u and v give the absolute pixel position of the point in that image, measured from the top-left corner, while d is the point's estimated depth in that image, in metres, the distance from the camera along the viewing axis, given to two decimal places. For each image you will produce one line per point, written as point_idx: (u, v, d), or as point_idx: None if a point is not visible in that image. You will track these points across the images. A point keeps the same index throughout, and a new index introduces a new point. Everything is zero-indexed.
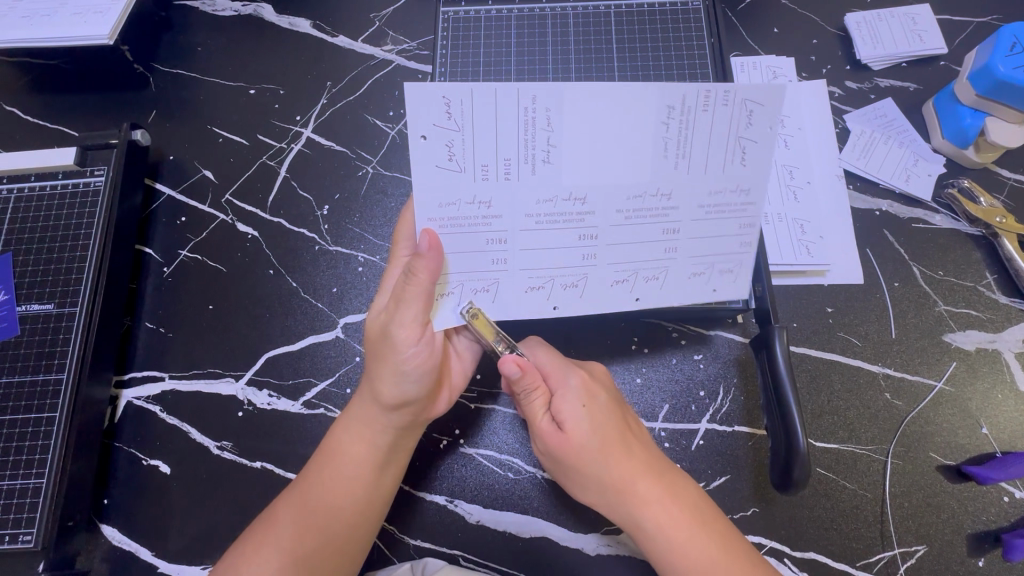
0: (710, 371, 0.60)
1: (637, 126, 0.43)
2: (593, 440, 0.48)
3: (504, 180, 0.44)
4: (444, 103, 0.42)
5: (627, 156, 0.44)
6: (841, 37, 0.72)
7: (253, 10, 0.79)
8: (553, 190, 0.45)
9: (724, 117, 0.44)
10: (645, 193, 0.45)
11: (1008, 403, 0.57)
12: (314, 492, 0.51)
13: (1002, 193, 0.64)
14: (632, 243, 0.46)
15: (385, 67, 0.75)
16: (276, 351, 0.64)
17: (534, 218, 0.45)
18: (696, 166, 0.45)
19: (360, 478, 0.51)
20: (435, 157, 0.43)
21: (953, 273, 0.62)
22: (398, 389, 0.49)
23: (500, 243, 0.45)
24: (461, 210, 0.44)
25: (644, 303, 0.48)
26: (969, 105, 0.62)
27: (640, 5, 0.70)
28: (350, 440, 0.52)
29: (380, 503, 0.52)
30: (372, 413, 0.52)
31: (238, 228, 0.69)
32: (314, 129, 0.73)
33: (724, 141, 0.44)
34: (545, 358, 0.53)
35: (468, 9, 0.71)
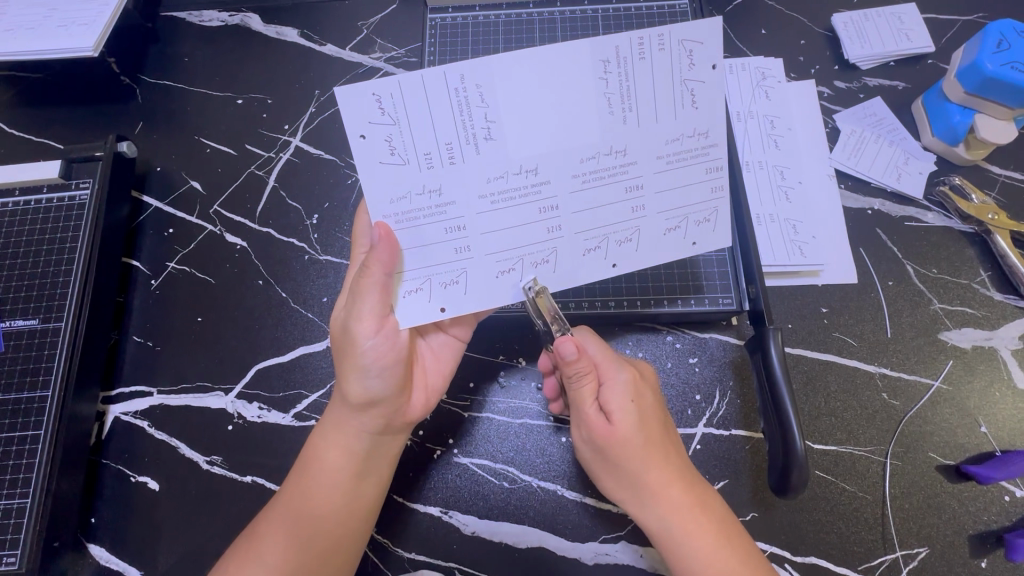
0: (705, 375, 0.60)
1: (578, 90, 0.43)
2: (637, 436, 0.49)
3: (450, 164, 0.43)
4: (375, 100, 0.41)
5: (574, 122, 0.43)
6: (829, 37, 0.72)
7: (240, 20, 0.79)
8: (503, 168, 0.43)
9: (663, 62, 0.44)
10: (598, 153, 0.44)
11: (1007, 400, 0.57)
12: (292, 502, 0.50)
13: (995, 190, 0.64)
14: (597, 209, 0.46)
15: (374, 74, 0.75)
16: (267, 362, 0.63)
17: (488, 198, 0.44)
18: (648, 115, 0.44)
19: (336, 484, 0.50)
20: (376, 154, 0.42)
21: (947, 270, 0.61)
22: (363, 384, 0.49)
23: (459, 230, 0.45)
24: (414, 203, 0.44)
25: (621, 267, 0.48)
26: (957, 103, 0.62)
27: (627, 9, 0.70)
28: (324, 445, 0.51)
29: (360, 510, 0.51)
30: (344, 414, 0.51)
31: (227, 239, 0.69)
32: (302, 137, 0.73)
33: (676, 87, 0.44)
34: (596, 348, 0.52)
35: (455, 15, 0.71)
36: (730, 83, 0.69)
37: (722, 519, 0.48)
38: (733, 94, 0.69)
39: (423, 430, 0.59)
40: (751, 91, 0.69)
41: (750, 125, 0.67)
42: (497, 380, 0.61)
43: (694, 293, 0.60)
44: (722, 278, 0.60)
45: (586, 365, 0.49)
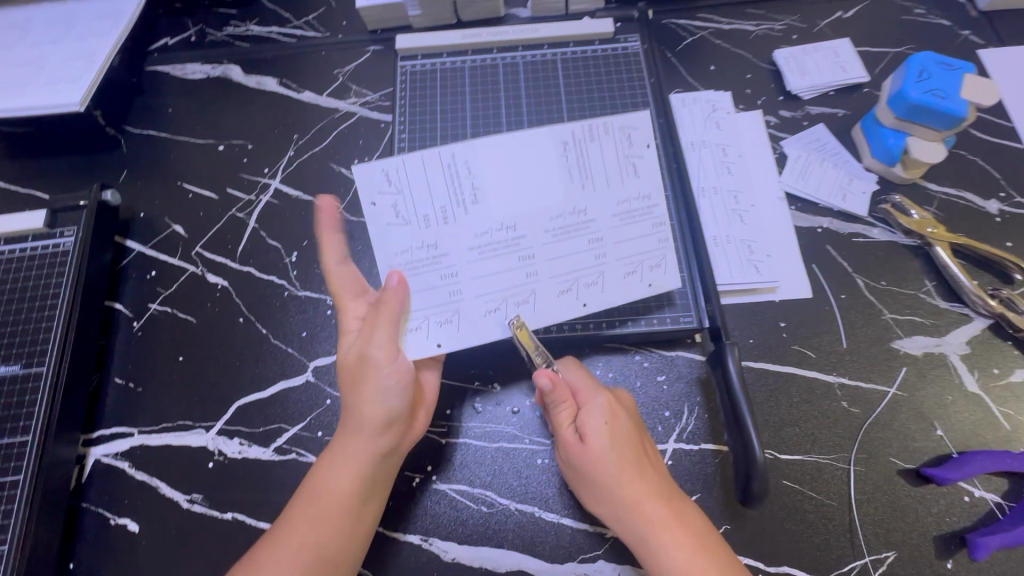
0: (673, 392, 0.62)
1: (545, 162, 0.53)
2: (609, 454, 0.50)
3: (444, 224, 0.52)
4: (383, 175, 0.51)
5: (543, 188, 0.53)
6: (772, 71, 0.78)
7: (222, 72, 0.84)
8: (487, 225, 0.52)
9: (610, 143, 0.55)
10: (564, 213, 0.53)
11: (959, 403, 0.59)
12: (288, 529, 0.51)
13: (933, 205, 0.68)
14: (568, 257, 0.54)
15: (349, 118, 0.79)
16: (247, 398, 0.65)
17: (474, 250, 0.53)
18: (604, 180, 0.54)
19: (334, 511, 0.51)
20: (385, 218, 0.51)
21: (894, 282, 0.65)
22: (368, 407, 0.52)
23: (451, 277, 0.52)
24: (413, 255, 0.52)
25: (591, 307, 0.54)
26: (891, 127, 0.67)
27: (584, 52, 0.76)
28: (326, 471, 0.52)
29: (356, 536, 0.51)
30: (349, 438, 0.53)
31: (208, 279, 0.71)
32: (282, 180, 0.76)
33: (626, 157, 0.55)
34: (575, 376, 0.56)
35: (424, 63, 0.76)
36: (683, 115, 0.74)
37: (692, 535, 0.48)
38: (686, 125, 0.74)
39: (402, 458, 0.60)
40: (703, 123, 0.74)
41: (704, 153, 0.72)
42: (473, 405, 0.62)
43: (657, 313, 0.63)
44: (682, 298, 0.63)
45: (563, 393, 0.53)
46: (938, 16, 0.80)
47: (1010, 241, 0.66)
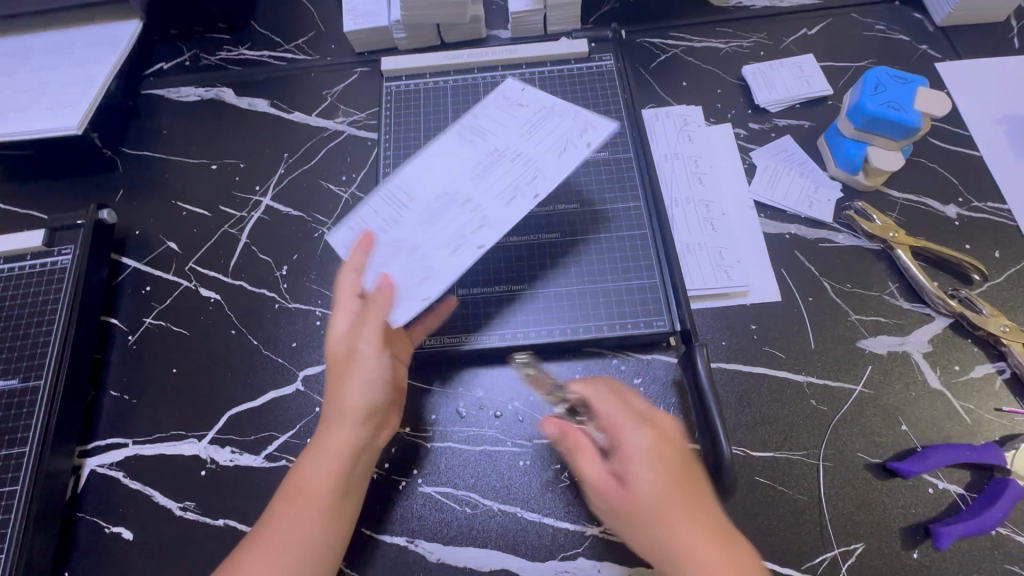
0: (650, 393, 0.64)
1: (458, 147, 0.62)
2: (654, 499, 0.45)
3: (408, 229, 0.57)
4: (348, 229, 0.57)
5: (468, 169, 0.60)
6: (741, 85, 0.82)
7: (216, 94, 0.88)
8: (437, 206, 0.58)
9: (511, 112, 0.64)
10: (489, 167, 0.60)
11: (922, 399, 0.62)
12: (270, 529, 0.52)
13: (895, 211, 0.71)
14: (521, 199, 0.57)
15: (337, 136, 0.82)
16: (239, 408, 0.67)
17: (446, 236, 0.56)
18: (518, 138, 0.61)
19: (316, 507, 0.52)
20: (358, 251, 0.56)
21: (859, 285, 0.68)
22: (349, 400, 0.54)
23: (435, 263, 0.55)
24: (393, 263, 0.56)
25: (544, 193, 0.57)
26: (851, 138, 0.71)
27: (560, 70, 0.80)
28: (308, 470, 0.54)
29: (338, 531, 0.53)
30: (329, 434, 0.54)
31: (201, 293, 0.73)
32: (272, 196, 0.79)
33: (532, 116, 0.63)
34: (608, 408, 0.51)
35: (408, 83, 0.80)
36: (656, 130, 0.78)
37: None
38: (659, 139, 0.78)
39: (389, 463, 0.62)
40: (675, 136, 0.78)
41: (676, 165, 0.76)
42: (457, 409, 0.64)
43: (631, 317, 0.66)
44: (654, 303, 0.67)
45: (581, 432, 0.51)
46: (898, 32, 0.84)
47: (969, 243, 0.69)
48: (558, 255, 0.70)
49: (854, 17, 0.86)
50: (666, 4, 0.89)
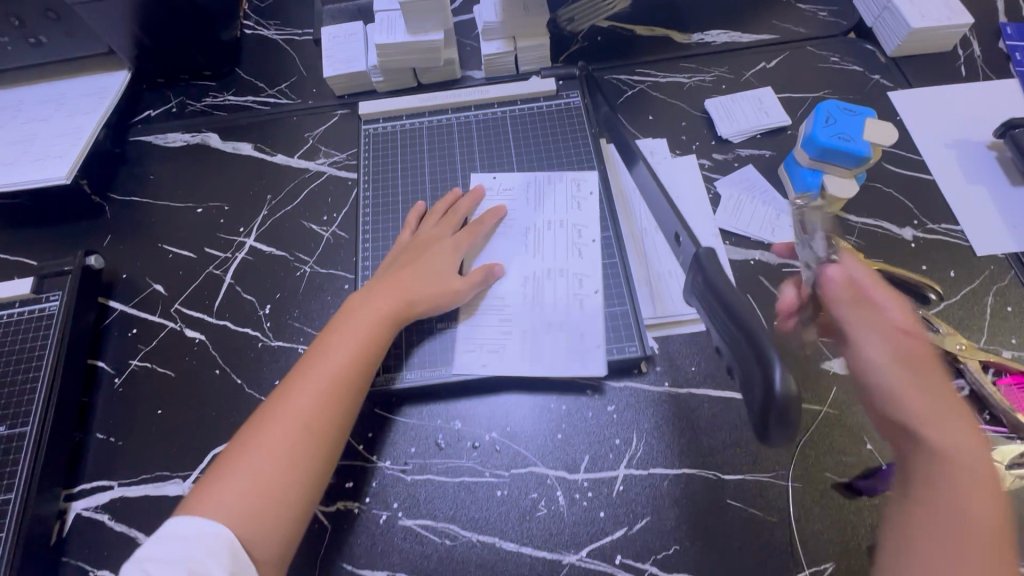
0: (623, 420, 0.66)
1: (505, 243, 0.75)
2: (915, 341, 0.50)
3: (526, 322, 0.70)
4: (477, 350, 0.69)
5: (524, 250, 0.74)
6: (704, 118, 0.85)
7: (201, 139, 0.91)
8: (527, 284, 0.72)
9: (512, 196, 0.78)
10: (534, 236, 0.75)
11: None
12: (282, 402, 0.59)
13: (854, 235, 0.74)
14: (577, 252, 0.74)
15: (319, 177, 0.85)
16: (223, 446, 0.68)
17: (552, 303, 0.71)
18: (537, 214, 0.77)
19: (327, 381, 0.60)
20: (499, 357, 0.68)
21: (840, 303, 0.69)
22: (405, 276, 0.68)
23: (558, 323, 0.70)
24: (529, 346, 0.68)
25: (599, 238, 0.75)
26: (808, 167, 0.74)
27: (530, 109, 0.84)
28: (326, 351, 0.62)
29: (341, 407, 0.59)
30: (351, 324, 0.64)
31: (186, 333, 0.75)
32: (255, 237, 0.81)
33: (530, 189, 0.78)
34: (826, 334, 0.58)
35: (384, 126, 0.85)
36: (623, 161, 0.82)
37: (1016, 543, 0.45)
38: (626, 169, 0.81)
39: (369, 496, 0.63)
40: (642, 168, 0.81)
41: None
42: (436, 441, 0.66)
43: (605, 343, 0.68)
44: (626, 330, 0.69)
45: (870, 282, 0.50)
46: (852, 63, 0.89)
47: (925, 264, 0.72)
48: (530, 282, 0.72)
49: (809, 50, 0.90)
50: (631, 42, 0.93)
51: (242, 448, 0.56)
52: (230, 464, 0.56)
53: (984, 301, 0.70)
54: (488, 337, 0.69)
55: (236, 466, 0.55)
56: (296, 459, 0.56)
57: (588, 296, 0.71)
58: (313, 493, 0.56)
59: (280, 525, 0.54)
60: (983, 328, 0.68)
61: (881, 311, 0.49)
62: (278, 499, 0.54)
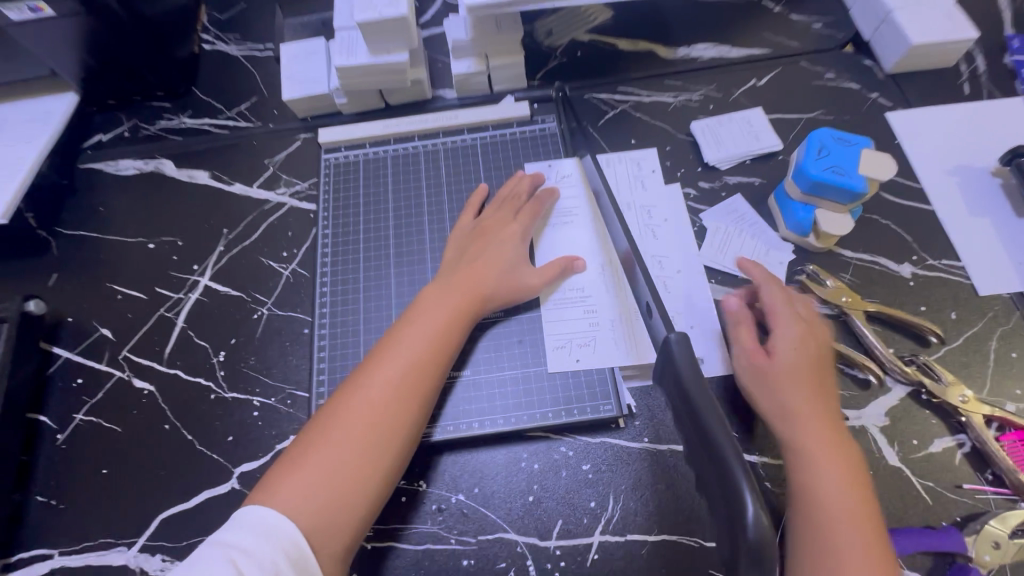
0: (600, 481, 0.61)
1: (571, 234, 0.71)
2: (795, 364, 0.59)
3: (609, 314, 0.66)
4: (567, 348, 0.65)
5: (591, 237, 0.71)
6: (690, 141, 0.80)
7: (155, 166, 0.85)
8: (603, 272, 0.68)
9: (565, 182, 0.74)
10: (596, 223, 0.72)
11: (879, 479, 0.59)
12: (356, 396, 0.53)
13: (848, 272, 0.69)
14: (653, 236, 0.73)
15: (279, 209, 0.80)
16: (170, 510, 0.63)
17: (622, 294, 0.67)
18: (579, 204, 0.73)
19: (405, 376, 0.54)
20: (593, 352, 0.64)
21: (849, 351, 0.64)
22: (486, 257, 0.64)
23: (625, 315, 0.66)
24: (613, 337, 0.65)
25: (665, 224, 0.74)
26: (799, 201, 0.69)
27: (503, 135, 0.79)
28: (402, 341, 0.57)
29: (418, 407, 0.54)
30: (426, 315, 0.59)
31: (134, 384, 0.70)
32: (211, 276, 0.76)
33: (573, 178, 0.74)
34: (746, 344, 0.62)
35: (347, 155, 0.80)
36: (609, 176, 0.77)
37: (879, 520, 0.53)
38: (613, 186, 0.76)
39: None
40: (627, 183, 0.76)
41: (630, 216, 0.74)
42: (396, 504, 0.61)
43: (578, 402, 0.63)
44: (602, 387, 0.63)
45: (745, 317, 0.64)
46: (848, 80, 0.83)
47: (924, 305, 0.67)
48: (495, 327, 0.66)
49: (802, 66, 0.85)
50: (613, 56, 0.87)
51: (310, 442, 0.51)
52: (296, 459, 0.50)
53: (987, 346, 0.65)
54: (453, 395, 0.64)
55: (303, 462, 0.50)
56: (371, 455, 0.51)
57: (605, 325, 0.65)
58: (386, 493, 0.52)
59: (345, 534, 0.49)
60: (985, 376, 0.63)
61: (778, 339, 0.60)
62: (348, 505, 0.49)
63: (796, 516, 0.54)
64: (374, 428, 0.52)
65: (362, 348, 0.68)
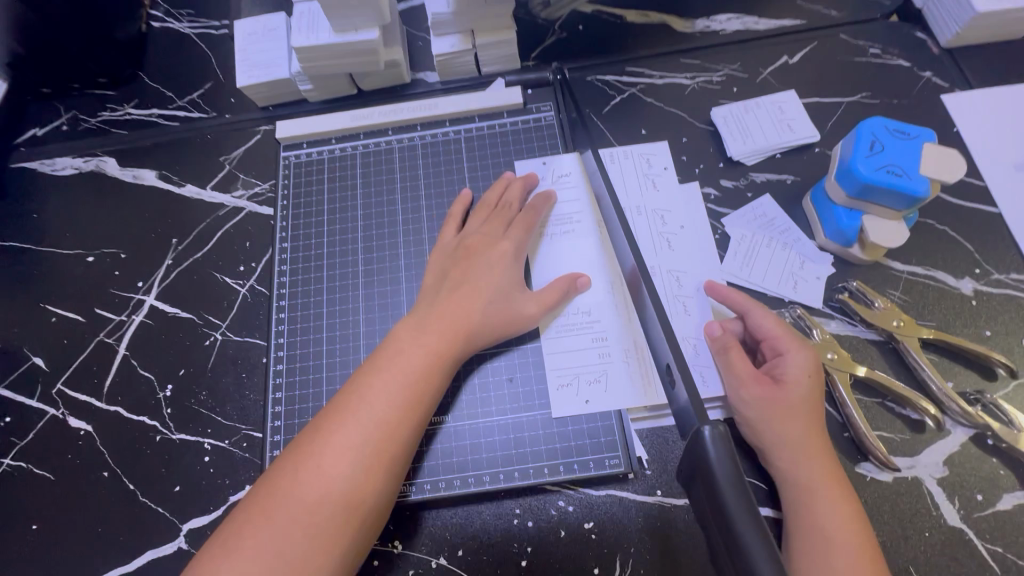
0: (605, 544, 0.51)
1: (569, 248, 0.60)
2: (806, 399, 0.49)
3: (611, 346, 0.56)
4: (564, 386, 0.55)
5: (591, 252, 0.60)
6: (711, 131, 0.68)
7: (96, 165, 0.75)
8: (604, 294, 0.58)
9: (561, 184, 0.63)
10: (597, 233, 0.61)
11: (937, 542, 0.50)
12: (310, 464, 0.44)
13: (897, 289, 0.59)
14: (663, 249, 0.62)
15: (235, 214, 0.69)
16: (108, 574, 0.55)
17: (630, 320, 0.57)
18: (581, 209, 0.62)
19: (371, 437, 0.45)
20: (597, 391, 0.55)
21: (903, 390, 0.53)
22: (472, 281, 0.54)
23: (639, 343, 0.56)
24: (621, 373, 0.55)
25: (680, 233, 0.63)
26: (842, 205, 0.58)
27: (492, 126, 0.68)
28: (366, 393, 0.47)
29: (386, 474, 0.45)
30: (399, 358, 0.49)
31: (69, 423, 0.61)
32: (157, 295, 0.66)
33: (570, 178, 0.63)
34: (745, 369, 0.51)
35: (310, 151, 0.69)
36: (614, 175, 0.66)
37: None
38: (619, 186, 0.65)
39: None
40: (637, 184, 0.65)
41: (640, 223, 0.63)
42: (367, 570, 0.51)
43: (575, 454, 0.54)
44: (607, 436, 0.54)
45: (732, 340, 0.53)
46: (896, 56, 0.71)
47: (989, 329, 0.57)
48: (483, 358, 0.57)
49: (842, 39, 0.72)
50: (621, 30, 0.74)
51: (258, 514, 0.42)
52: (240, 536, 0.42)
53: None
54: (431, 444, 0.54)
55: (247, 541, 0.41)
56: (330, 533, 0.42)
57: (616, 358, 0.56)
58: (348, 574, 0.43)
59: None
60: None
61: (785, 366, 0.50)
62: None
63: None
64: (337, 499, 0.43)
65: (326, 385, 0.59)
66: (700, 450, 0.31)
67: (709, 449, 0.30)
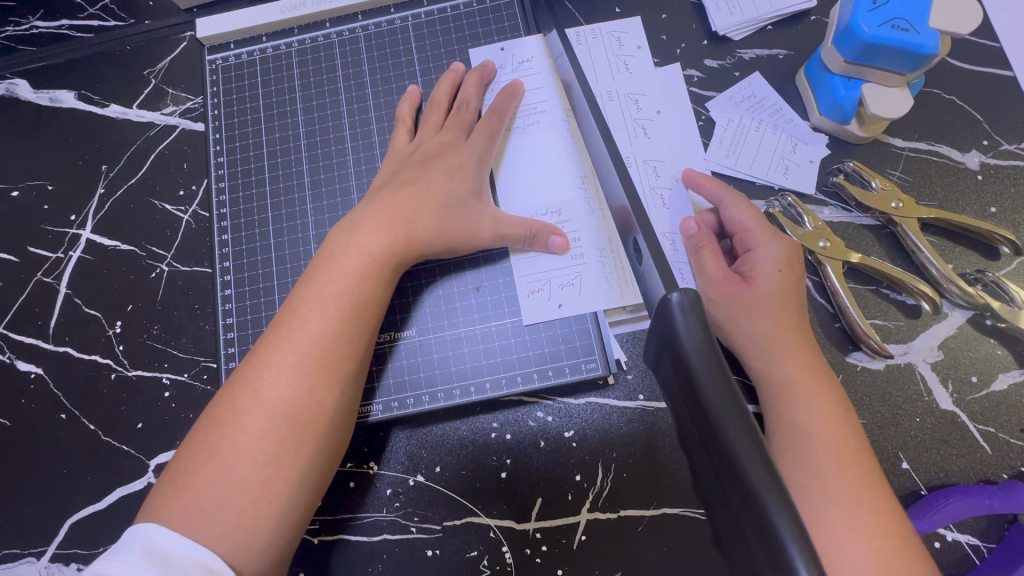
0: (586, 450, 0.50)
1: (535, 144, 0.54)
2: (780, 293, 0.45)
3: (583, 246, 0.51)
4: (533, 293, 0.51)
5: (559, 146, 0.54)
6: (693, 4, 0.60)
7: (4, 89, 0.65)
8: (574, 190, 0.53)
9: (523, 71, 0.56)
10: (565, 124, 0.54)
11: (929, 426, 0.48)
12: (249, 387, 0.41)
13: (897, 168, 0.54)
14: (638, 137, 0.56)
15: (169, 133, 0.62)
16: (80, 512, 0.53)
17: (602, 217, 0.52)
18: (546, 99, 0.55)
19: (312, 354, 0.42)
20: (569, 295, 0.51)
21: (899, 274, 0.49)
22: (423, 183, 0.48)
23: (613, 240, 0.52)
24: (594, 273, 0.51)
25: (656, 119, 0.56)
26: (840, 74, 0.51)
27: (443, 11, 0.59)
28: (300, 312, 0.43)
29: (334, 391, 0.42)
30: (332, 267, 0.44)
31: (18, 367, 0.57)
32: (94, 228, 0.61)
33: (531, 63, 0.56)
34: (716, 268, 0.46)
35: (240, 52, 0.61)
36: (581, 56, 0.58)
37: (888, 484, 0.41)
38: (588, 70, 0.58)
39: None
40: (608, 65, 0.58)
41: (612, 109, 0.57)
42: (345, 492, 0.50)
43: (550, 363, 0.51)
44: (583, 342, 0.51)
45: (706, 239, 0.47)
46: None
47: (994, 206, 0.53)
48: (449, 272, 0.52)
49: None
50: None
51: (201, 443, 0.40)
52: (185, 468, 0.39)
53: None
54: (394, 362, 0.51)
55: (192, 471, 0.39)
56: (276, 452, 0.39)
57: (589, 259, 0.51)
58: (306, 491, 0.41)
59: (263, 548, 0.38)
60: None
61: (759, 260, 0.46)
62: (258, 518, 0.38)
63: (793, 476, 0.41)
64: (279, 417, 0.40)
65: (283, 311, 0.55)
66: (668, 323, 0.27)
67: (678, 321, 0.27)
